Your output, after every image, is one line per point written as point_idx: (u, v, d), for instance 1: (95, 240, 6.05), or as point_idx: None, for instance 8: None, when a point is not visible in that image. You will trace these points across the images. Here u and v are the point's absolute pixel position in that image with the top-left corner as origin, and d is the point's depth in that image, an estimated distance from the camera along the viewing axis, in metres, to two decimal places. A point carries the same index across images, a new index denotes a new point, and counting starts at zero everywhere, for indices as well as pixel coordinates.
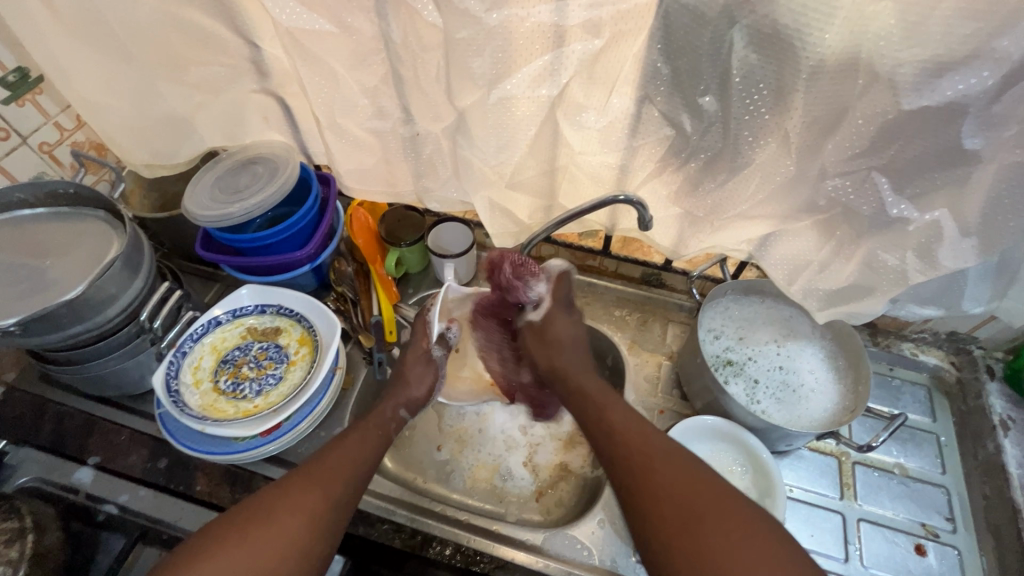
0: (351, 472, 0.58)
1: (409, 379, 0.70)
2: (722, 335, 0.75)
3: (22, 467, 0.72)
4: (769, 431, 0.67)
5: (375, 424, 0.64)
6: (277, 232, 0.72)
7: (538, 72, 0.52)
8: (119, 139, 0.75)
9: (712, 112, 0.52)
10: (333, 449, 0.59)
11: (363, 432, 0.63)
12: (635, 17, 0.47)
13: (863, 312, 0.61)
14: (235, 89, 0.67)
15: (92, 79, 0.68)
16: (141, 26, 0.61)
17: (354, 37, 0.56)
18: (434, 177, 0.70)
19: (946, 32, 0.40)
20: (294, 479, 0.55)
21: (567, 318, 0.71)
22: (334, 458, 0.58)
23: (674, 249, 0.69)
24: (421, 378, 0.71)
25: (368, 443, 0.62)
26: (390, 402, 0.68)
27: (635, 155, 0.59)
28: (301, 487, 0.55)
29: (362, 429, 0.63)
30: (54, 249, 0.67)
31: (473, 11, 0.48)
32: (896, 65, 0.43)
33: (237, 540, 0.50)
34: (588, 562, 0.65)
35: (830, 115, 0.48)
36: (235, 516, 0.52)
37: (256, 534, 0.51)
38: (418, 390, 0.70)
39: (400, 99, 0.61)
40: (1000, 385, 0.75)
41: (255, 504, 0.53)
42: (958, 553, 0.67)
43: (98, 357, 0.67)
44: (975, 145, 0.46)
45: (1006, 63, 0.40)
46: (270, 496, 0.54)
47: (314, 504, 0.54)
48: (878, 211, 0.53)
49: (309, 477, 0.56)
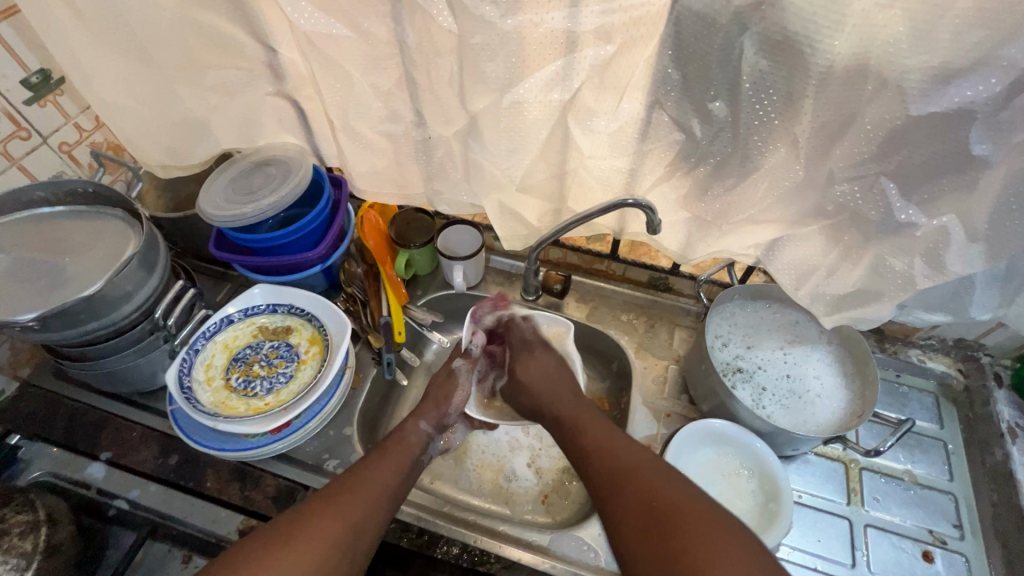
0: (373, 498, 0.56)
1: (435, 398, 0.71)
2: (729, 341, 0.75)
3: (35, 462, 0.74)
4: (777, 435, 0.67)
5: (399, 448, 0.63)
6: (290, 232, 0.73)
7: (550, 78, 0.53)
8: (136, 139, 0.76)
9: (722, 118, 0.53)
10: (357, 476, 0.58)
11: (384, 458, 0.61)
12: (647, 23, 0.48)
13: (870, 318, 0.61)
14: (252, 92, 0.69)
15: (113, 81, 0.69)
16: (161, 29, 0.63)
17: (370, 41, 0.57)
18: (444, 179, 0.70)
19: (953, 39, 0.41)
20: (316, 504, 0.54)
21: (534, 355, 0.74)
22: (353, 484, 0.57)
23: (682, 252, 0.69)
24: (444, 391, 0.73)
25: (391, 469, 0.60)
26: (412, 420, 0.68)
27: (644, 160, 0.60)
28: (322, 514, 0.53)
29: (384, 450, 0.62)
30: (72, 246, 0.68)
31: (489, 17, 0.49)
32: (905, 72, 0.43)
33: (259, 563, 0.49)
34: (594, 563, 0.65)
35: (839, 121, 0.49)
36: (255, 542, 0.51)
37: (276, 558, 0.49)
38: (440, 406, 0.71)
39: (413, 102, 0.62)
40: (1008, 393, 0.75)
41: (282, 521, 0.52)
42: (967, 560, 0.67)
43: (113, 354, 0.68)
44: (984, 151, 0.46)
45: (1014, 70, 0.41)
46: (290, 521, 0.52)
47: (334, 530, 0.52)
48: (887, 216, 0.53)
49: (331, 503, 0.54)
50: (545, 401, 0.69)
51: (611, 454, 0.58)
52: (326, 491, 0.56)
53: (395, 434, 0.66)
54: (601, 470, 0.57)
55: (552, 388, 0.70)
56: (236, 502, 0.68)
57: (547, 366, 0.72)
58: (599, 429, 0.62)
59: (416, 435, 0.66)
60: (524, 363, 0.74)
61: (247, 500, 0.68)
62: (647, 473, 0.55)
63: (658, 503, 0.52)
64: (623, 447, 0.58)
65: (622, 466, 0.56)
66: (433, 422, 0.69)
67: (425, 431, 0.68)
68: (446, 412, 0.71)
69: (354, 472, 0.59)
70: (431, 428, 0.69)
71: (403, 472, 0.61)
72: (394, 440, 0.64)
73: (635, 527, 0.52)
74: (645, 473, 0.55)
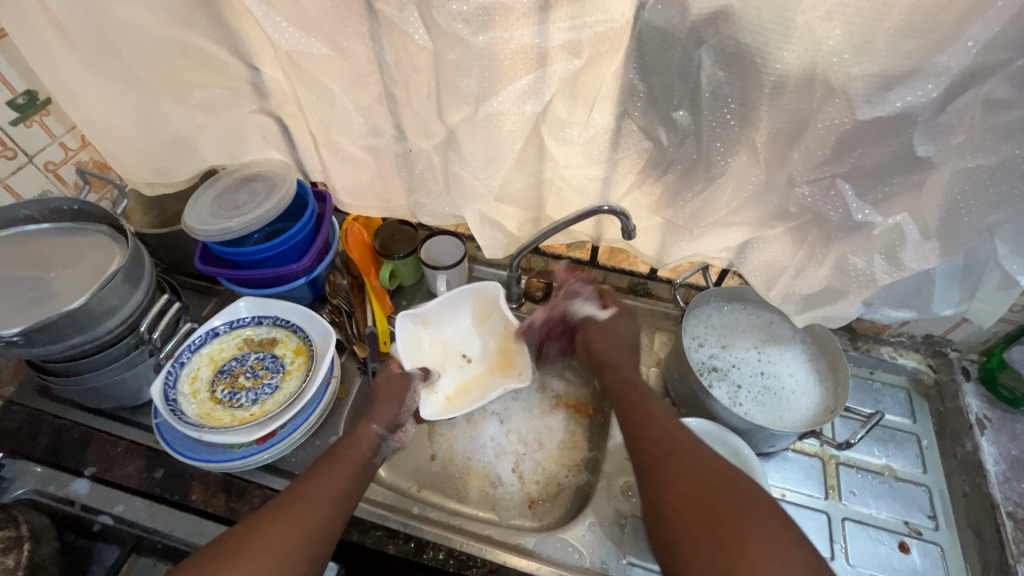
0: (326, 507, 0.56)
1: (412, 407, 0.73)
2: (706, 343, 0.77)
3: (18, 480, 0.72)
4: (753, 432, 0.69)
5: (351, 451, 0.63)
6: (274, 245, 0.75)
7: (522, 91, 0.55)
8: (121, 157, 0.77)
9: (686, 126, 0.55)
10: (305, 485, 0.58)
11: (338, 462, 0.61)
12: (613, 38, 0.51)
13: (837, 315, 0.64)
14: (236, 109, 0.71)
15: (98, 101, 0.71)
16: (146, 50, 0.64)
17: (350, 59, 0.60)
18: (426, 192, 0.73)
19: (891, 49, 0.44)
20: (266, 516, 0.54)
21: (602, 325, 0.73)
22: (306, 491, 0.57)
23: (657, 257, 0.72)
24: (400, 389, 0.73)
25: (345, 472, 0.60)
26: (365, 420, 0.67)
27: (617, 168, 0.63)
28: (270, 526, 0.53)
29: (337, 453, 0.62)
30: (57, 263, 0.69)
31: (461, 34, 0.51)
32: (849, 79, 0.46)
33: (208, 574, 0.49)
34: (579, 564, 0.66)
35: (794, 126, 0.51)
36: (203, 557, 0.50)
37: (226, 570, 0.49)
38: (396, 406, 0.71)
39: (393, 117, 0.65)
40: (975, 386, 0.78)
41: (228, 538, 0.52)
42: (941, 550, 0.68)
43: (98, 368, 0.68)
44: (928, 152, 0.49)
45: (947, 76, 0.44)
46: (241, 534, 0.52)
47: (286, 539, 0.52)
48: (845, 216, 0.56)
49: (279, 513, 0.54)
50: (606, 358, 0.71)
51: (665, 439, 0.57)
52: (275, 500, 0.56)
53: (346, 439, 0.65)
54: (654, 451, 0.56)
55: (609, 349, 0.71)
56: (221, 513, 0.68)
57: (621, 334, 0.72)
58: (655, 409, 0.61)
59: (368, 438, 0.65)
60: (592, 329, 0.73)
61: (233, 511, 0.68)
62: (701, 457, 0.54)
63: (708, 495, 0.50)
64: (673, 432, 0.58)
65: (666, 452, 0.55)
66: (385, 422, 0.68)
67: (377, 433, 0.66)
68: (398, 414, 0.71)
69: (305, 481, 0.58)
70: (383, 430, 0.68)
71: (359, 476, 0.61)
72: (343, 445, 0.63)
73: (691, 506, 0.50)
74: (694, 461, 0.54)
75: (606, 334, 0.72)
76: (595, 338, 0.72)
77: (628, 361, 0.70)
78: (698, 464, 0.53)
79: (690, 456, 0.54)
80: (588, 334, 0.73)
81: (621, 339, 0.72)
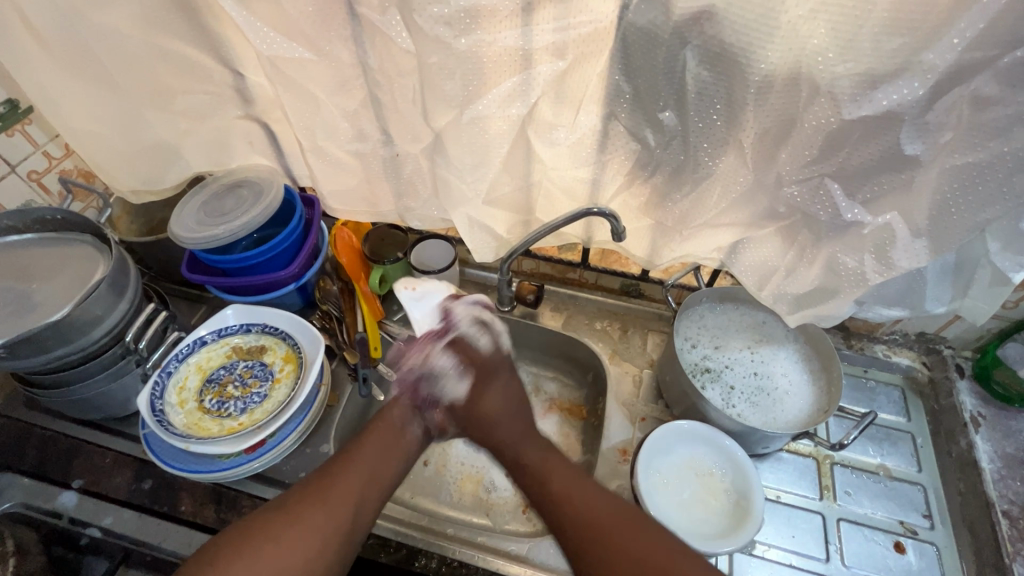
0: (358, 489, 0.57)
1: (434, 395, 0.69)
2: (699, 344, 0.77)
3: (5, 493, 0.72)
4: (747, 433, 0.68)
5: (384, 428, 0.63)
6: (262, 252, 0.74)
7: (507, 93, 0.54)
8: (105, 165, 0.77)
9: (672, 127, 0.55)
10: (337, 466, 0.59)
11: (370, 440, 0.62)
12: (597, 40, 0.50)
13: (831, 314, 0.63)
14: (221, 115, 0.70)
15: (80, 109, 0.70)
16: (127, 57, 0.64)
17: (333, 64, 0.59)
18: (414, 196, 0.72)
19: (876, 47, 0.43)
20: (296, 498, 0.55)
21: (493, 386, 0.67)
22: (338, 472, 0.58)
23: (648, 258, 0.71)
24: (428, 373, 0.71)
25: (375, 453, 0.61)
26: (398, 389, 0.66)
27: (605, 169, 0.62)
28: (301, 506, 0.55)
29: (372, 432, 0.63)
30: (40, 273, 0.68)
31: (443, 38, 0.51)
32: (834, 78, 0.45)
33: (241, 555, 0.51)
34: (573, 570, 0.66)
35: (781, 126, 0.51)
36: (235, 535, 0.52)
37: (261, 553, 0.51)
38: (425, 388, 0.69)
39: (378, 121, 0.64)
40: (970, 383, 0.77)
41: (260, 517, 0.54)
42: (937, 549, 0.68)
43: (83, 380, 0.68)
44: (916, 150, 0.48)
45: (934, 74, 0.43)
46: (270, 513, 0.54)
47: (319, 522, 0.54)
48: (834, 216, 0.55)
49: (311, 496, 0.56)
50: (505, 438, 0.64)
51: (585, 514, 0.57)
52: (305, 483, 0.57)
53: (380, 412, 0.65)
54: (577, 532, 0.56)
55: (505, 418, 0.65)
56: (211, 524, 0.68)
57: (505, 396, 0.67)
58: (554, 463, 0.62)
59: (401, 409, 0.65)
60: (474, 394, 0.66)
61: (223, 522, 0.68)
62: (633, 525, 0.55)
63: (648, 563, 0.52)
64: (586, 499, 0.58)
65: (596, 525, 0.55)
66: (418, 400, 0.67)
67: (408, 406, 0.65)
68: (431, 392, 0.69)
69: (338, 461, 0.60)
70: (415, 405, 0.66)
71: (393, 454, 0.62)
72: (377, 421, 0.64)
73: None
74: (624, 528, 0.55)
75: (488, 395, 0.66)
76: (493, 405, 0.66)
77: (512, 429, 0.65)
78: (656, 549, 0.53)
79: (614, 524, 0.55)
80: (482, 402, 0.66)
81: (513, 401, 0.67)
